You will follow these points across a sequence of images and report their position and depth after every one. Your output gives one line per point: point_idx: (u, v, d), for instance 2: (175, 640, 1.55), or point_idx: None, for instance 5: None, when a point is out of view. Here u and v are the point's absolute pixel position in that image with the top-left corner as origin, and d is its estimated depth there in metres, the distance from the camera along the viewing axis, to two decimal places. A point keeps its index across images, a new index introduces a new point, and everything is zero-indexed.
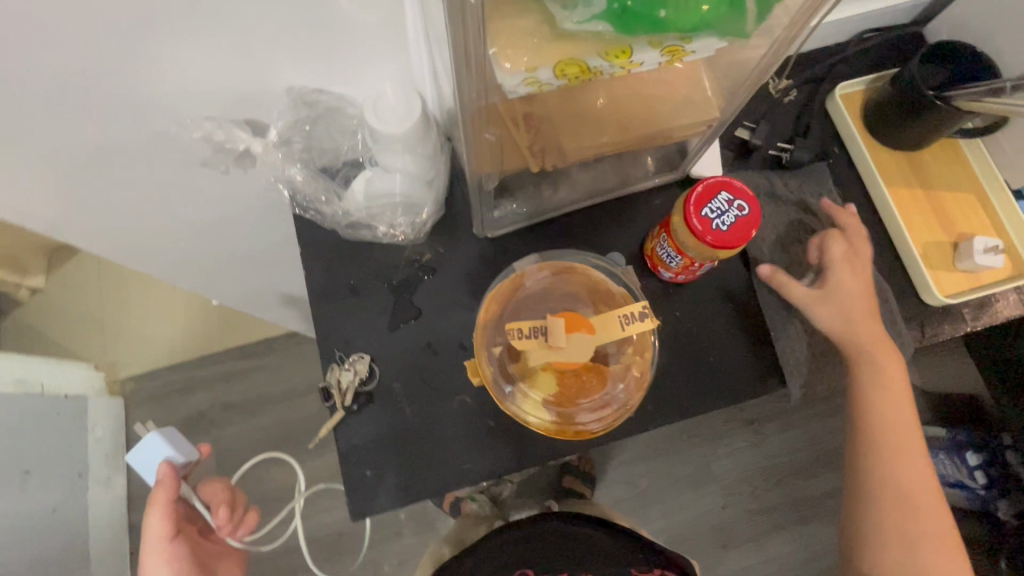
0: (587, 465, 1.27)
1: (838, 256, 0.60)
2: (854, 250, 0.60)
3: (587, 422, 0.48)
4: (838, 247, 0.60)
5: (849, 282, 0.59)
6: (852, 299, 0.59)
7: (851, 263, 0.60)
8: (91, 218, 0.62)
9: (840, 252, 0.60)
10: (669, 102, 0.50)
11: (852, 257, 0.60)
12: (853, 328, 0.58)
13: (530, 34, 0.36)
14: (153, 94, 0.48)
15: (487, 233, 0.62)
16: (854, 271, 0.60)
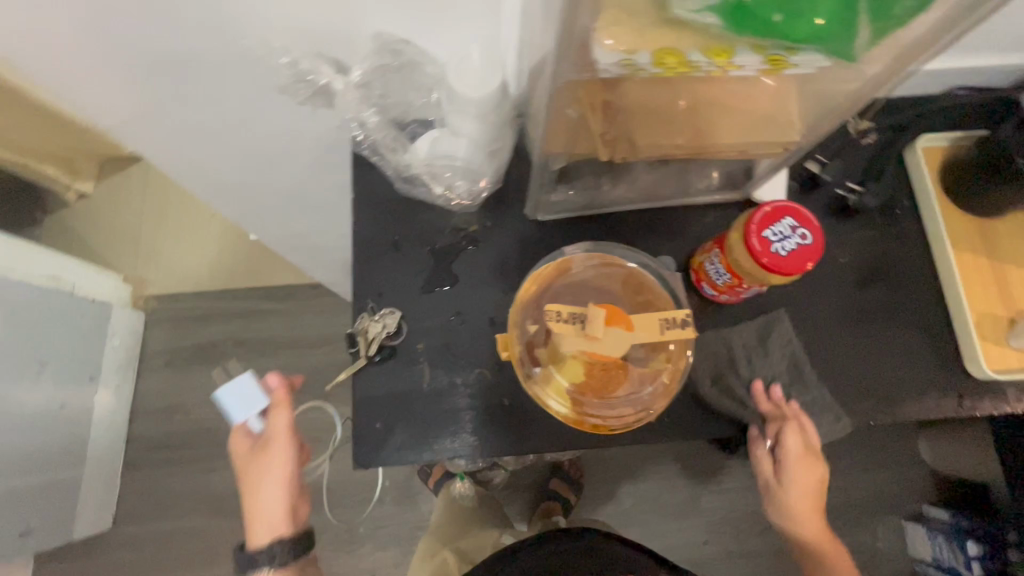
0: (576, 472, 1.27)
1: (796, 449, 0.60)
2: (813, 441, 0.60)
3: (607, 419, 0.47)
4: (795, 437, 0.59)
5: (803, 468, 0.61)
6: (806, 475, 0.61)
7: (806, 453, 0.60)
8: (161, 126, 0.63)
9: (797, 447, 0.59)
10: (751, 115, 0.49)
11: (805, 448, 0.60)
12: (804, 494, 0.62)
13: (635, 16, 0.36)
14: (248, 13, 0.49)
15: (538, 216, 0.62)
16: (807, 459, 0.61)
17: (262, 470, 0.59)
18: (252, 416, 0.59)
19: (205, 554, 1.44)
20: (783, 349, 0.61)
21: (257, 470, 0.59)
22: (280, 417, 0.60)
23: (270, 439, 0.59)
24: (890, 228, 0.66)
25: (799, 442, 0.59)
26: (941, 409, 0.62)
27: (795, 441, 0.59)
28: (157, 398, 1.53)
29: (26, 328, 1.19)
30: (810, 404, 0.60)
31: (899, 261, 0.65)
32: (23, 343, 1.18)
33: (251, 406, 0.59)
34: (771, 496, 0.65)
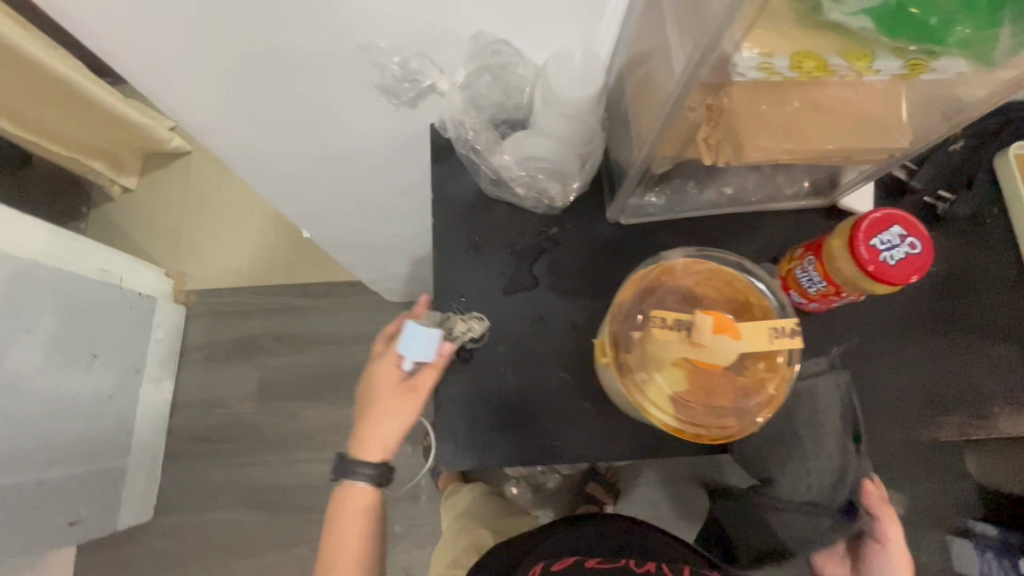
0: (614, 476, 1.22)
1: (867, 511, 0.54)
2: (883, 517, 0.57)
3: (709, 428, 0.46)
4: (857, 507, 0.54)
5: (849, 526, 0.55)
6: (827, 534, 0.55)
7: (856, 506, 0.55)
8: (247, 123, 0.64)
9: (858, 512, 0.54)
10: (865, 123, 0.47)
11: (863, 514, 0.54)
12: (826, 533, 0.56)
13: (781, 19, 0.34)
14: (351, 13, 0.49)
15: (620, 220, 0.62)
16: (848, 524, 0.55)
17: (388, 410, 0.57)
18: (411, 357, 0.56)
19: (242, 547, 1.45)
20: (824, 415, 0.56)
21: (391, 408, 0.57)
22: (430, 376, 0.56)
23: (413, 391, 0.56)
24: (980, 240, 0.64)
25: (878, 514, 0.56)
26: None
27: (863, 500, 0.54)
28: (196, 391, 1.54)
29: (78, 318, 1.21)
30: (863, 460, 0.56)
31: (989, 272, 0.63)
32: (75, 334, 1.20)
33: (417, 353, 0.55)
34: None
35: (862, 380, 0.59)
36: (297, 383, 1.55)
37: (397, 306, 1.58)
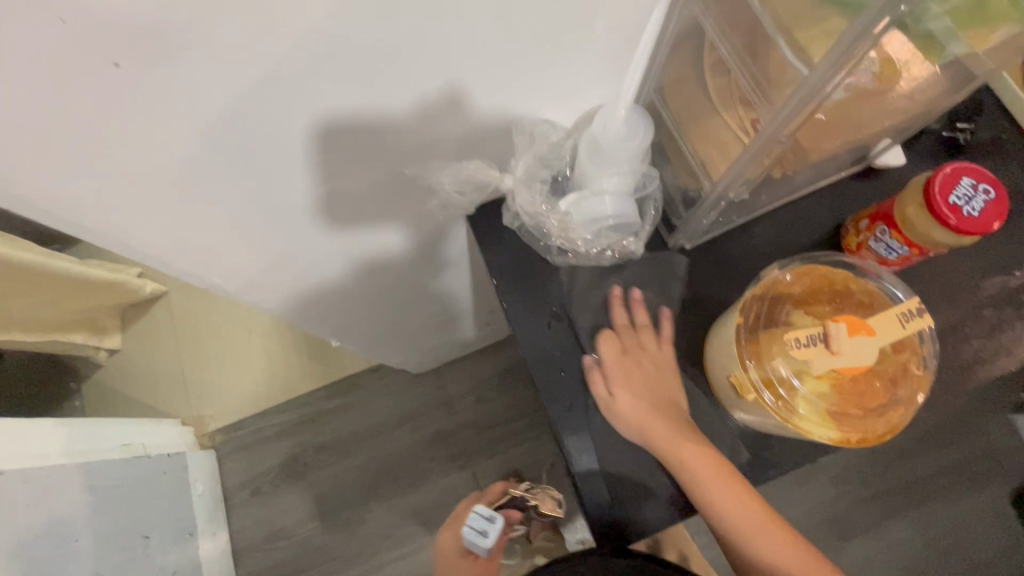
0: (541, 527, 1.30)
1: (608, 360, 0.57)
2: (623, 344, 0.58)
3: (875, 428, 0.46)
4: (653, 339, 0.59)
5: (645, 367, 0.57)
6: (653, 403, 0.56)
7: (631, 358, 0.57)
8: (286, 265, 0.63)
9: (612, 356, 0.57)
10: (912, 100, 0.49)
11: (647, 357, 0.58)
12: (656, 413, 0.55)
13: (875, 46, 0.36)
14: (396, 146, 0.49)
15: (683, 246, 0.62)
16: (661, 372, 0.58)
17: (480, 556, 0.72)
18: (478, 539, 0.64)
19: None
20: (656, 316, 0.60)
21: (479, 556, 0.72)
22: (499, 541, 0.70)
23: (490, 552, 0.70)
24: (1005, 157, 0.66)
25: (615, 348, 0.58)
26: None
27: (615, 343, 0.58)
28: (254, 530, 1.47)
29: (118, 508, 1.12)
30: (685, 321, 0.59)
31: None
32: (121, 525, 1.11)
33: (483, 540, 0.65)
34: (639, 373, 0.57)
35: (953, 315, 0.61)
36: (355, 486, 1.49)
37: (429, 377, 1.54)
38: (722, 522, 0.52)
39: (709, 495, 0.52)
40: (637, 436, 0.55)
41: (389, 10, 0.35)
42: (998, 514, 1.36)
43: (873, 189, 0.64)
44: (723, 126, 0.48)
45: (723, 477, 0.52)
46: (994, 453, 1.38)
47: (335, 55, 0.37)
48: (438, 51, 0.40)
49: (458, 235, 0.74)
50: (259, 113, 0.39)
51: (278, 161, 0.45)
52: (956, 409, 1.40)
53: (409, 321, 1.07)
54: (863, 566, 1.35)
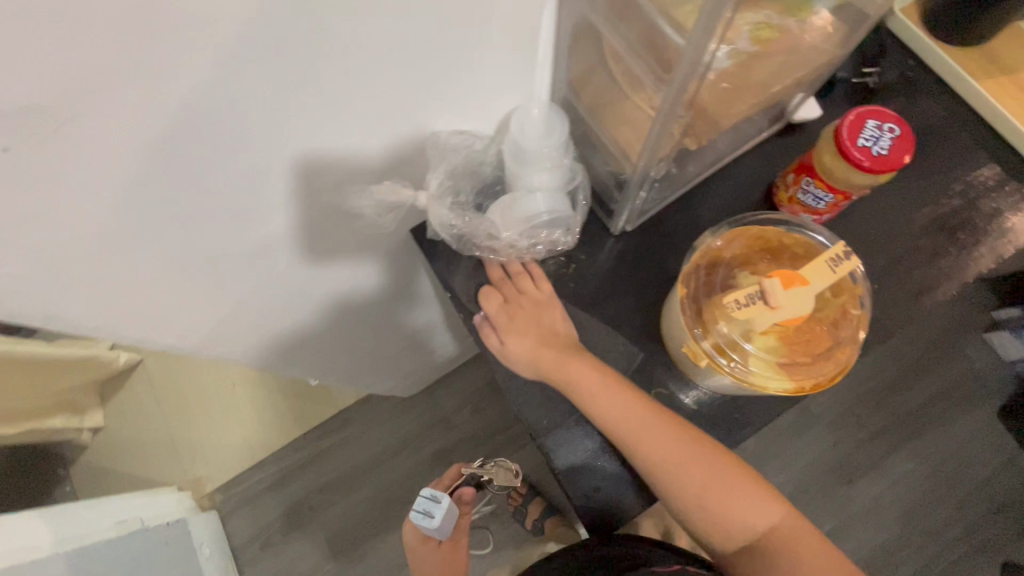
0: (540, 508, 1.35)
1: (493, 313, 0.60)
2: (502, 293, 0.61)
3: (825, 371, 0.48)
4: (531, 283, 0.61)
5: (528, 309, 0.59)
6: (538, 339, 0.58)
7: (513, 303, 0.60)
8: (244, 315, 0.63)
9: (494, 307, 0.60)
10: (808, 54, 0.51)
11: (528, 299, 0.60)
12: (538, 348, 0.58)
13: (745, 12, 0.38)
14: (316, 179, 0.49)
15: (624, 229, 0.63)
16: (542, 307, 0.60)
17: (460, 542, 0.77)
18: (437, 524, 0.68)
19: None
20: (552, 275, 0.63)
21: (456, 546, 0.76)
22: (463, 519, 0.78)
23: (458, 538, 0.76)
24: (914, 92, 0.69)
25: (496, 299, 0.60)
26: None
27: (496, 295, 0.61)
28: None
29: None
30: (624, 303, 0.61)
31: (938, 116, 0.68)
32: None
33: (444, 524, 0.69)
34: (519, 316, 0.59)
35: (894, 250, 0.64)
36: (363, 520, 1.48)
37: (420, 398, 1.54)
38: (621, 438, 0.54)
39: (614, 425, 0.54)
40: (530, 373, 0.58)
41: (286, 51, 0.36)
42: (992, 430, 1.40)
43: (796, 144, 0.66)
44: (633, 110, 0.50)
45: (619, 396, 0.55)
46: (976, 372, 1.42)
47: (241, 100, 0.38)
48: (336, 81, 0.40)
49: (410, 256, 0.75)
50: (175, 165, 0.40)
51: (201, 214, 0.45)
52: (932, 338, 1.44)
53: (385, 349, 1.06)
54: (872, 505, 1.37)
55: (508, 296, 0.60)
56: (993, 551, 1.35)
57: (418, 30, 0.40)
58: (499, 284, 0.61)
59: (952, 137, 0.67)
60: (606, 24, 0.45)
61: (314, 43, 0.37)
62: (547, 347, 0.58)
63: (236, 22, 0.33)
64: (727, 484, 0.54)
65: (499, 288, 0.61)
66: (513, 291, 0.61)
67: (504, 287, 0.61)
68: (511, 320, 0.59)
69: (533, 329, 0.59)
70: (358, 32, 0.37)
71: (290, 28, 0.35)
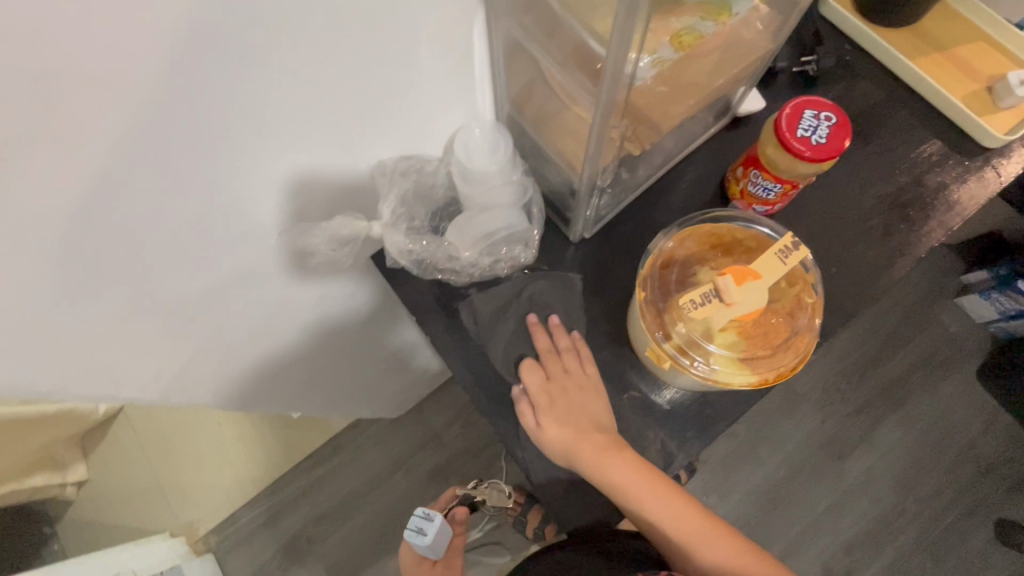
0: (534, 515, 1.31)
1: (535, 389, 0.58)
2: (547, 372, 0.58)
3: (786, 361, 0.49)
4: (577, 362, 0.59)
5: (572, 394, 0.57)
6: (579, 429, 0.56)
7: (557, 384, 0.57)
8: (207, 360, 0.61)
9: (537, 384, 0.58)
10: (740, 51, 0.52)
11: (572, 381, 0.58)
12: (577, 436, 0.56)
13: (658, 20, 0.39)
14: (264, 213, 0.49)
15: (583, 235, 0.63)
16: (587, 391, 0.58)
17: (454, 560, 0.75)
18: (430, 544, 0.66)
19: None
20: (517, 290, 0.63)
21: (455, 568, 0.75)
22: (457, 537, 0.76)
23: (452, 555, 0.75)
24: (853, 76, 0.70)
25: (540, 378, 0.58)
26: (987, 189, 0.66)
27: (539, 372, 0.58)
28: None
29: None
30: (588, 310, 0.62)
31: (878, 98, 0.70)
32: None
33: (438, 542, 0.67)
34: (563, 400, 0.57)
35: (847, 233, 0.65)
36: (363, 546, 1.46)
37: (411, 416, 1.53)
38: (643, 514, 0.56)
39: (640, 506, 0.55)
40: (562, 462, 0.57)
41: (213, 75, 0.36)
42: (973, 392, 1.43)
43: (744, 137, 0.67)
44: (574, 120, 0.50)
45: (648, 482, 0.55)
46: (952, 337, 1.46)
47: (174, 133, 0.37)
48: (265, 104, 0.41)
49: (376, 281, 0.74)
50: (116, 213, 0.39)
51: (149, 263, 0.44)
52: (906, 307, 1.47)
53: (365, 375, 1.05)
54: (865, 478, 1.39)
55: (554, 375, 0.58)
56: (985, 510, 1.37)
57: (344, 42, 0.41)
58: (543, 361, 0.59)
59: (892, 116, 0.69)
60: (535, 39, 0.46)
61: (240, 62, 0.37)
62: (592, 435, 0.56)
63: (158, 47, 0.33)
64: (732, 549, 0.58)
65: (541, 367, 0.59)
66: (558, 369, 0.58)
67: (548, 365, 0.58)
68: (552, 403, 0.57)
69: (576, 414, 0.57)
70: (284, 48, 0.38)
71: (215, 49, 0.35)
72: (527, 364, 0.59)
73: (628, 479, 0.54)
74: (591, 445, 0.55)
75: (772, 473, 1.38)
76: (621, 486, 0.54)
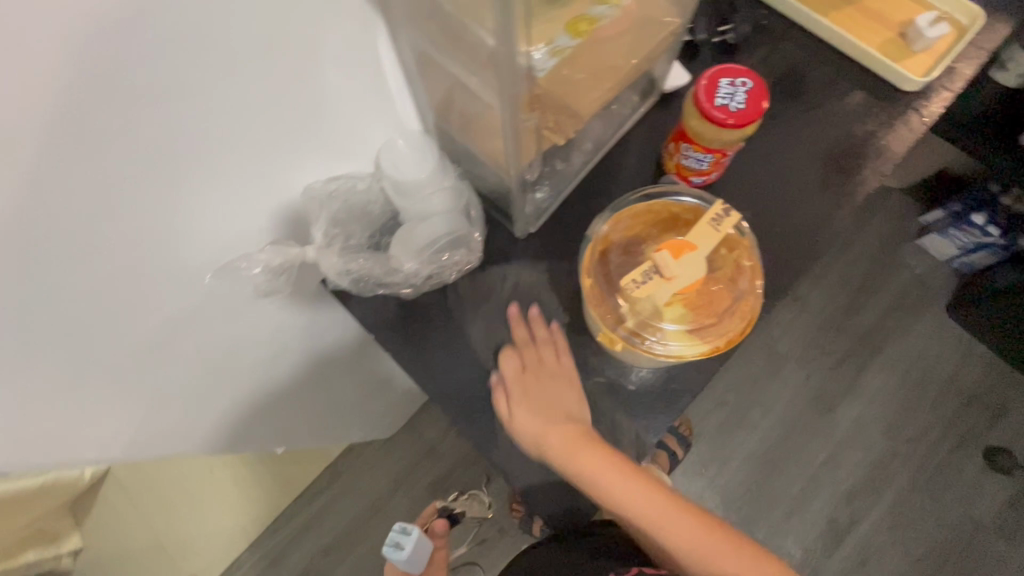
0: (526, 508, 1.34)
1: (511, 375, 0.59)
2: (521, 360, 0.59)
3: (734, 326, 0.50)
4: (551, 351, 0.60)
5: (545, 382, 0.58)
6: (550, 416, 0.57)
7: (531, 373, 0.58)
8: (170, 417, 0.59)
9: (512, 369, 0.59)
10: (648, 29, 0.53)
11: (546, 369, 0.59)
12: (550, 420, 0.56)
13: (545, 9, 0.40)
14: (198, 255, 0.48)
15: (530, 230, 0.64)
16: (560, 378, 0.59)
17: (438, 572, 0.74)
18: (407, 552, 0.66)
19: None
20: (471, 293, 0.63)
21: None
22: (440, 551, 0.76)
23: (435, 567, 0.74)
24: (772, 39, 0.72)
25: (514, 365, 0.59)
26: (913, 131, 0.68)
27: (515, 359, 0.59)
28: None
29: None
30: (545, 302, 0.62)
31: (798, 57, 0.71)
32: None
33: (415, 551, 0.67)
34: (535, 385, 0.58)
35: (785, 193, 0.66)
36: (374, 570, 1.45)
37: (405, 433, 1.52)
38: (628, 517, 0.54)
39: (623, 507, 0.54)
40: (534, 449, 0.56)
41: (116, 114, 0.36)
42: (946, 328, 1.47)
43: (675, 112, 0.68)
44: (490, 121, 0.50)
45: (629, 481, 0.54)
46: (920, 278, 1.49)
47: (83, 179, 0.37)
48: (177, 145, 0.41)
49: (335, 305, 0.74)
50: (38, 272, 0.38)
51: (87, 323, 0.43)
52: (872, 256, 1.50)
53: (348, 400, 1.05)
54: (856, 427, 1.42)
55: (529, 361, 0.59)
56: (974, 441, 1.41)
57: (244, 71, 0.42)
58: (517, 350, 0.60)
59: (813, 73, 0.70)
60: (437, 45, 0.46)
61: (143, 99, 0.37)
62: (567, 427, 0.56)
63: (50, 92, 0.33)
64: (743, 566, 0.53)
65: (516, 355, 0.60)
66: (533, 354, 0.59)
67: (521, 352, 0.60)
68: (524, 390, 0.58)
69: (550, 401, 0.58)
70: (183, 83, 0.39)
71: (114, 87, 0.35)
72: (501, 351, 0.60)
73: (603, 477, 0.54)
74: (565, 438, 0.55)
75: (765, 436, 1.40)
76: (596, 483, 0.54)
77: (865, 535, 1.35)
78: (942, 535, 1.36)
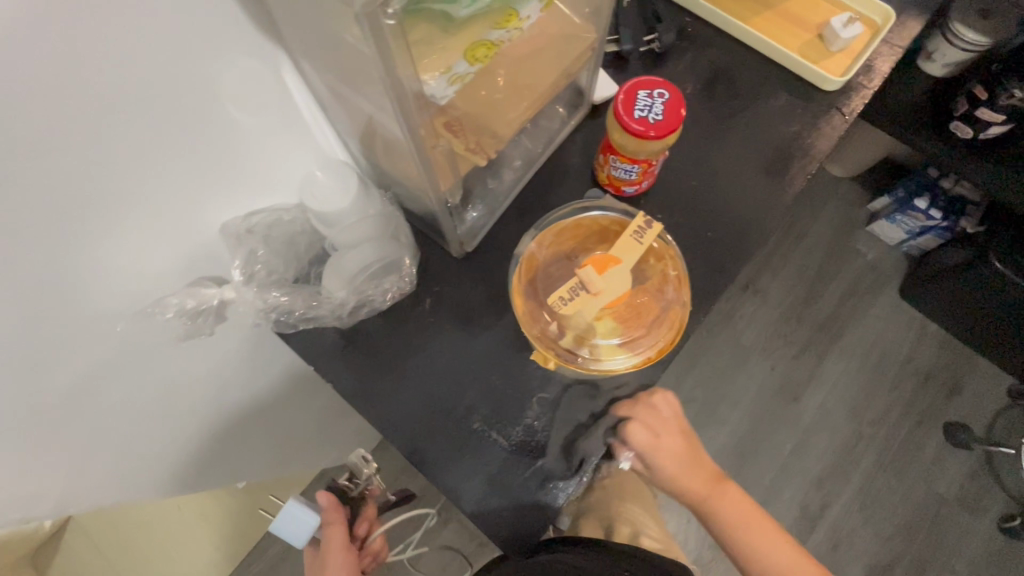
0: None
1: (641, 441, 0.58)
2: (645, 421, 0.58)
3: (664, 335, 0.51)
4: (664, 406, 0.60)
5: (676, 439, 0.59)
6: (689, 466, 0.60)
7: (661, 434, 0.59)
8: (101, 472, 0.56)
9: (642, 439, 0.58)
10: (562, 45, 0.53)
11: (670, 424, 0.59)
12: (691, 470, 0.60)
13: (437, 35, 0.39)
14: (112, 302, 0.46)
15: (466, 250, 0.63)
16: (683, 433, 0.60)
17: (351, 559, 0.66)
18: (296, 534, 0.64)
19: None
20: (410, 317, 0.62)
21: None
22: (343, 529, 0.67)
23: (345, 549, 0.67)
24: (697, 46, 0.73)
25: (642, 429, 0.58)
26: (836, 128, 0.70)
27: (638, 425, 0.58)
28: None
29: None
30: (486, 321, 0.62)
31: (723, 62, 0.73)
32: None
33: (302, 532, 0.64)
34: (668, 443, 0.59)
35: (716, 196, 0.67)
36: None
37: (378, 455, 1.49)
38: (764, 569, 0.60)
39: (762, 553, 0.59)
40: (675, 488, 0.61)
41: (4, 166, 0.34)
42: (900, 311, 1.51)
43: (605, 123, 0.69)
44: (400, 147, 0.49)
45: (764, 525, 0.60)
46: (872, 263, 1.53)
47: None
48: (76, 191, 0.39)
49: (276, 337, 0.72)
50: None
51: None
52: (826, 245, 1.54)
53: (311, 429, 1.02)
54: (821, 413, 1.45)
55: (655, 421, 0.58)
56: (933, 419, 1.45)
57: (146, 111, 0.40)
58: (633, 415, 0.58)
59: (737, 78, 0.72)
60: (341, 72, 0.45)
61: (37, 149, 0.35)
62: (708, 476, 0.61)
63: None
64: None
65: (634, 419, 0.58)
66: (654, 415, 0.59)
67: (637, 417, 0.58)
68: (663, 451, 0.59)
69: (685, 454, 0.60)
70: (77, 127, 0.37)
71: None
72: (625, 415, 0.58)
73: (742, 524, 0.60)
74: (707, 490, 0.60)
75: (735, 429, 1.42)
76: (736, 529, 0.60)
77: (836, 519, 1.38)
78: (910, 513, 1.39)
